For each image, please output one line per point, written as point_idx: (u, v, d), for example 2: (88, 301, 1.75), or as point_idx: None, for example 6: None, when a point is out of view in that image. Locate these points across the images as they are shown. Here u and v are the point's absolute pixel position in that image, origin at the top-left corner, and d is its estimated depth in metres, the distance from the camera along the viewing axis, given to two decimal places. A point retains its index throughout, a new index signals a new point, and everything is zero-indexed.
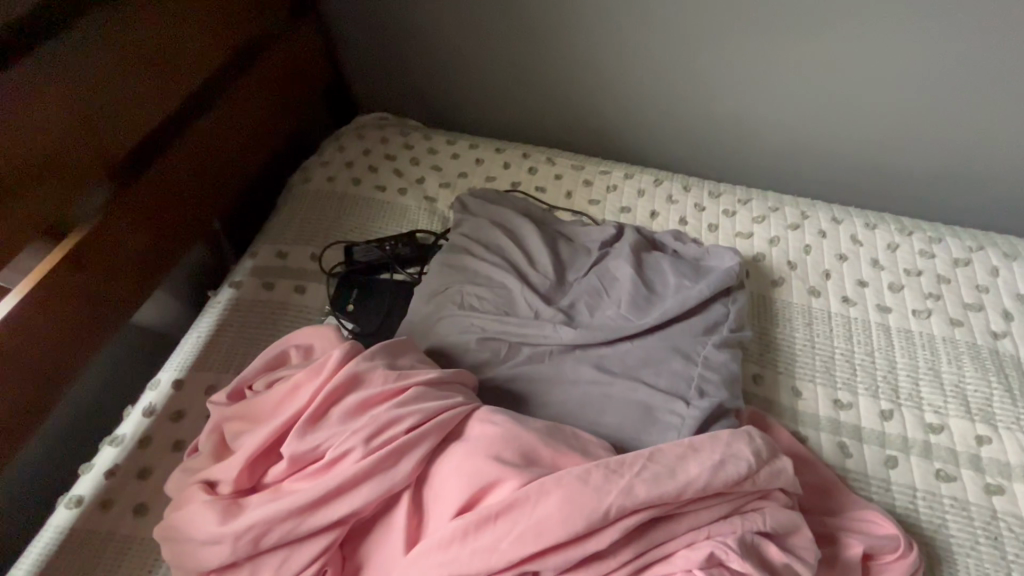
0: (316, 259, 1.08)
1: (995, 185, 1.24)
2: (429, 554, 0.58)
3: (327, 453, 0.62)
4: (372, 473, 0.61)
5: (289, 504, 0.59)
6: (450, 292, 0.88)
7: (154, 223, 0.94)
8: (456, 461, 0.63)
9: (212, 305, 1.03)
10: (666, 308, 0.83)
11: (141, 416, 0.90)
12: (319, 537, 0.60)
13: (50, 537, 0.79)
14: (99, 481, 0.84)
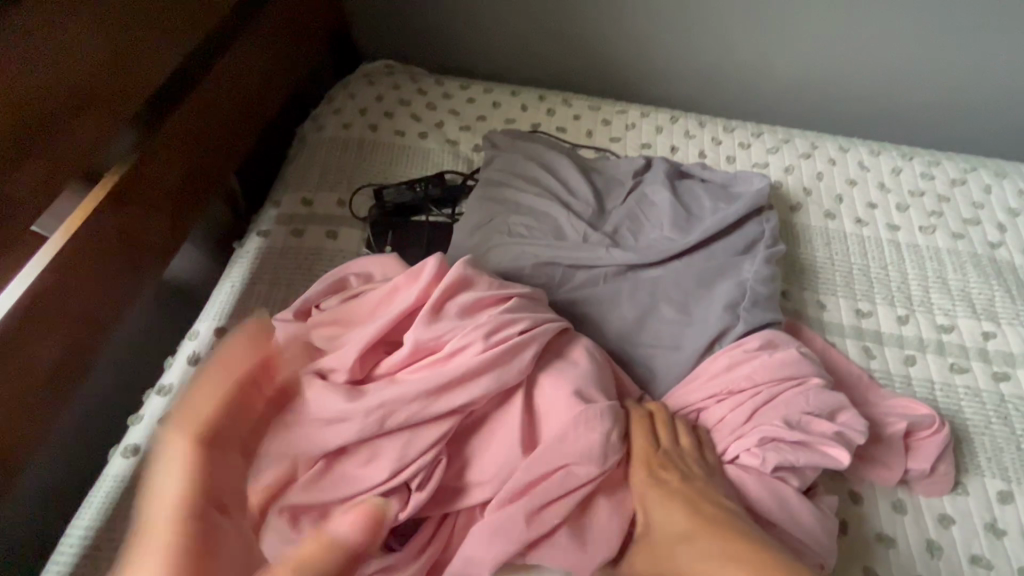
0: (344, 204, 1.07)
1: (974, 117, 1.34)
2: (549, 448, 0.64)
3: (444, 347, 0.67)
4: (491, 367, 0.66)
5: (414, 387, 0.63)
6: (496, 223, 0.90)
7: (184, 165, 0.90)
8: (566, 369, 0.69)
9: (240, 254, 1.01)
10: (706, 227, 0.88)
11: (186, 364, 0.89)
12: (438, 425, 0.64)
13: (110, 486, 0.78)
14: (152, 428, 0.83)
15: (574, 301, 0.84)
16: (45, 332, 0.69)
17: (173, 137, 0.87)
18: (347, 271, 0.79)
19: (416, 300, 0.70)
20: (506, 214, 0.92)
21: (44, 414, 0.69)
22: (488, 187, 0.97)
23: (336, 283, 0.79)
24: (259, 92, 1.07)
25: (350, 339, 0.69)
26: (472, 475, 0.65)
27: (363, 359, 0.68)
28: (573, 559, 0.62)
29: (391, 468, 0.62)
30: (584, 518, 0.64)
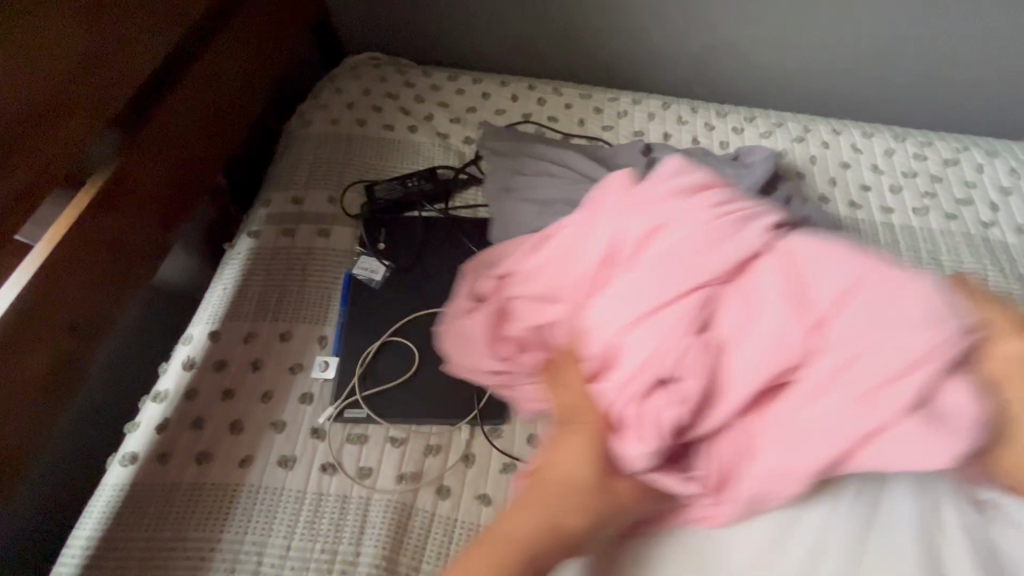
0: (335, 201, 1.05)
1: (970, 95, 1.33)
2: (841, 323, 0.51)
3: (672, 223, 0.60)
4: (712, 225, 0.59)
5: (654, 263, 0.57)
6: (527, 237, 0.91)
7: (168, 167, 0.88)
8: (805, 238, 0.57)
9: (231, 256, 1.00)
10: None
11: (181, 369, 0.88)
12: (686, 296, 0.55)
13: (110, 495, 0.78)
14: (151, 435, 0.82)
15: None
16: (31, 343, 0.67)
17: (159, 138, 0.86)
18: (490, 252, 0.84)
19: (637, 197, 0.65)
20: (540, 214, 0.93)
21: (34, 426, 0.68)
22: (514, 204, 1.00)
23: (490, 262, 0.82)
24: (242, 88, 1.04)
25: (574, 258, 0.64)
26: (725, 327, 0.54)
27: (586, 261, 0.62)
28: (925, 448, 0.45)
29: (651, 308, 0.55)
30: (935, 403, 0.47)
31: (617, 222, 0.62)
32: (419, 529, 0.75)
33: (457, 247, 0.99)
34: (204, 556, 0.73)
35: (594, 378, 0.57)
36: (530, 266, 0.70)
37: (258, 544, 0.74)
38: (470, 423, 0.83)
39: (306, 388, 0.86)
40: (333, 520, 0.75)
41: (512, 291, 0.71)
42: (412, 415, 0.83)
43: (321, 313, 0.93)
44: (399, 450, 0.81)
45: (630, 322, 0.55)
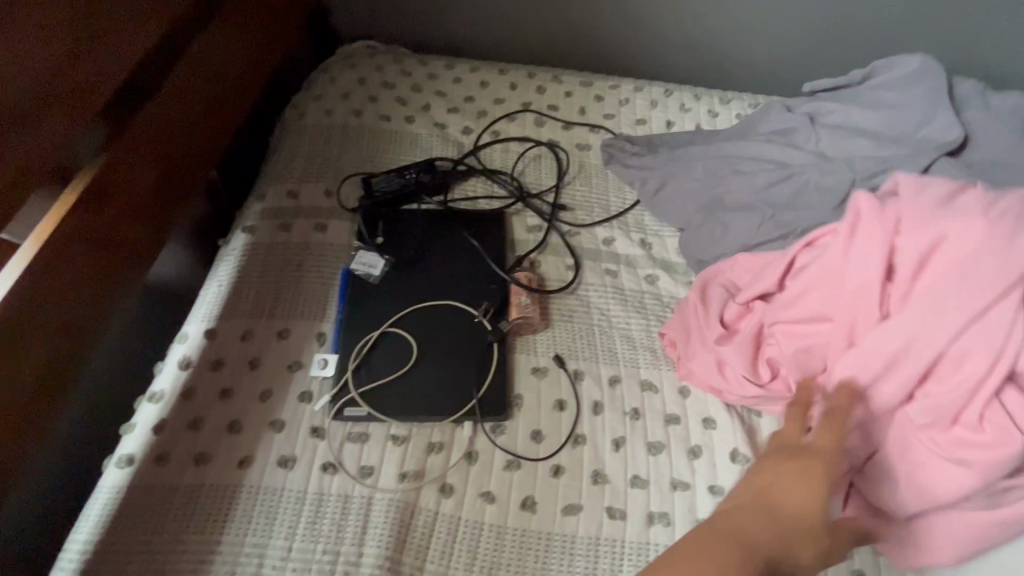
0: (331, 194, 1.03)
1: (985, 80, 1.29)
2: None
3: (953, 231, 0.67)
4: (987, 234, 0.66)
5: (951, 274, 0.66)
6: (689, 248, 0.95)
7: (162, 161, 0.85)
8: (972, 223, 0.67)
9: (227, 252, 0.97)
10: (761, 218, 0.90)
11: (177, 369, 0.86)
12: (994, 301, 0.63)
13: (107, 498, 0.76)
14: (148, 436, 0.80)
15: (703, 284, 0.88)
16: (21, 346, 0.65)
17: (153, 132, 0.83)
18: (715, 275, 0.89)
19: (905, 218, 0.71)
20: (701, 223, 0.95)
21: (26, 429, 0.66)
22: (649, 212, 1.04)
23: (731, 285, 0.87)
24: (236, 79, 1.01)
25: (852, 277, 0.71)
26: None
27: (865, 285, 0.70)
28: None
29: (970, 320, 0.64)
30: None
31: (871, 246, 0.71)
32: (422, 529, 0.74)
33: (457, 240, 0.97)
34: (204, 558, 0.72)
35: (911, 379, 0.65)
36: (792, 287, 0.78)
37: (259, 546, 0.72)
38: (472, 420, 0.82)
39: (305, 386, 0.84)
40: (334, 520, 0.74)
41: (773, 312, 0.79)
42: (413, 412, 0.82)
43: (319, 309, 0.91)
44: (400, 448, 0.79)
45: (956, 329, 0.64)
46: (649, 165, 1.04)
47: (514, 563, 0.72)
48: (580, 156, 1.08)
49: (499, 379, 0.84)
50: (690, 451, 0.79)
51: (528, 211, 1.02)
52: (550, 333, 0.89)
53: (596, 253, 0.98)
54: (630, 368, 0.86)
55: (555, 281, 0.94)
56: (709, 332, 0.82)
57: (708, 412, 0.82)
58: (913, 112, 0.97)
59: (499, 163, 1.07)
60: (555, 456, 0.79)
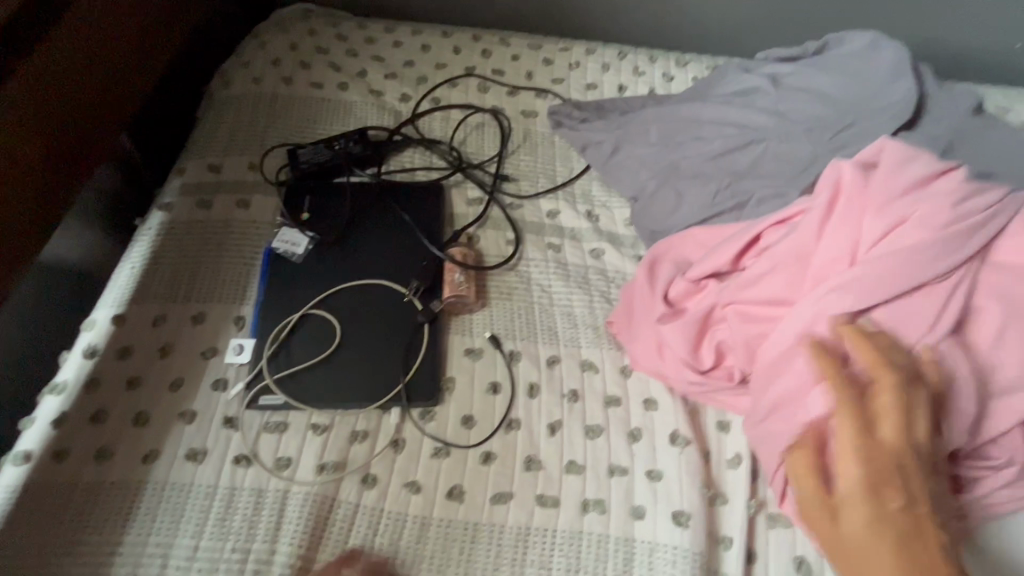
0: (256, 168, 0.95)
1: (961, 39, 1.21)
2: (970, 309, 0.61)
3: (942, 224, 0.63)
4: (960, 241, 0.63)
5: (907, 279, 0.62)
6: (642, 218, 0.83)
7: (52, 128, 0.78)
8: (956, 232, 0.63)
9: (141, 232, 0.90)
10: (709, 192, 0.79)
11: (82, 359, 0.79)
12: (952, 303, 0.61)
13: (0, 498, 0.70)
14: (47, 432, 0.74)
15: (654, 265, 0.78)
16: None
17: (33, 94, 0.75)
18: (665, 251, 0.78)
19: (860, 201, 0.66)
20: (656, 191, 0.83)
21: None
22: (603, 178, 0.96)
23: (682, 263, 0.77)
24: (141, 41, 0.93)
25: (823, 257, 0.66)
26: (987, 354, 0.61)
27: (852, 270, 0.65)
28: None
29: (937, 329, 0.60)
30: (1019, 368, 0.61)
31: (873, 227, 0.65)
32: (340, 524, 0.69)
33: (389, 214, 0.90)
34: (103, 561, 0.67)
35: (823, 373, 0.61)
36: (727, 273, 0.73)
37: (163, 545, 0.67)
38: (399, 406, 0.76)
39: (220, 373, 0.78)
40: (245, 517, 0.69)
41: (734, 290, 0.71)
42: (337, 399, 0.76)
43: (239, 291, 0.85)
44: (321, 438, 0.74)
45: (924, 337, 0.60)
46: (598, 132, 0.94)
47: (437, 557, 0.67)
48: (526, 123, 1.01)
49: (429, 362, 0.79)
50: (630, 434, 0.75)
51: (468, 182, 0.96)
52: (486, 312, 0.84)
53: (539, 226, 0.92)
54: (571, 348, 0.81)
55: (494, 256, 0.89)
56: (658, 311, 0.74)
57: (650, 393, 0.77)
58: (876, 64, 0.87)
59: (439, 132, 1.00)
60: (486, 443, 0.74)
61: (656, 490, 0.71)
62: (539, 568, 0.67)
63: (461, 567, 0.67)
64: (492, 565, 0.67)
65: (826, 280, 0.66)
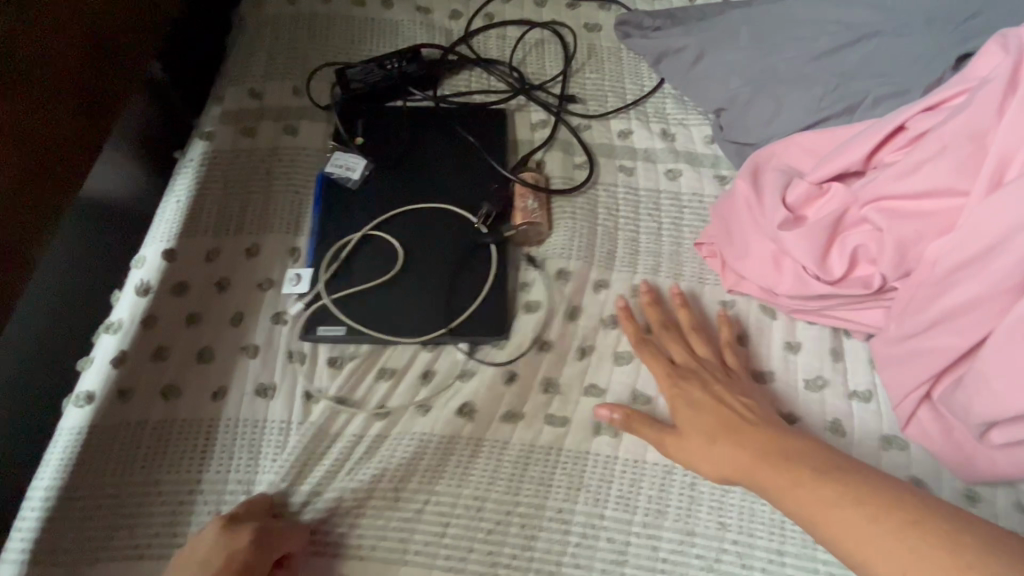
0: (300, 92, 0.88)
1: None
2: None
3: None
4: None
5: None
6: (731, 130, 0.80)
7: (83, 35, 0.69)
8: None
9: (183, 164, 0.84)
10: (813, 95, 0.73)
11: (137, 295, 0.74)
12: None
13: (67, 439, 0.67)
14: (107, 371, 0.70)
15: (754, 171, 0.72)
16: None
17: (70, 7, 0.67)
18: (767, 158, 0.73)
19: None
20: (748, 100, 0.78)
21: None
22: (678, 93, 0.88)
23: (791, 168, 0.70)
24: None
25: (1002, 143, 0.55)
26: None
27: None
28: None
29: None
30: None
31: None
32: (393, 455, 0.63)
33: (450, 136, 0.83)
34: (184, 498, 0.64)
35: (1005, 276, 0.52)
36: (858, 168, 0.64)
37: (243, 482, 0.64)
38: (468, 342, 0.71)
39: (282, 306, 0.74)
40: (294, 449, 0.64)
41: (880, 184, 0.60)
42: (406, 330, 0.71)
43: (295, 221, 0.79)
44: (387, 381, 0.68)
45: None
46: (678, 37, 0.85)
47: (513, 477, 0.62)
48: (589, 37, 0.93)
49: (499, 290, 0.73)
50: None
51: (531, 105, 0.88)
52: (562, 238, 0.77)
53: (610, 148, 0.85)
54: (649, 275, 0.75)
55: (560, 180, 0.82)
56: (775, 216, 0.65)
57: (745, 326, 0.71)
58: None
59: (495, 51, 0.92)
60: (569, 373, 0.69)
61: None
62: (619, 497, 0.61)
63: (537, 490, 0.62)
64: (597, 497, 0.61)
65: (1007, 168, 0.55)
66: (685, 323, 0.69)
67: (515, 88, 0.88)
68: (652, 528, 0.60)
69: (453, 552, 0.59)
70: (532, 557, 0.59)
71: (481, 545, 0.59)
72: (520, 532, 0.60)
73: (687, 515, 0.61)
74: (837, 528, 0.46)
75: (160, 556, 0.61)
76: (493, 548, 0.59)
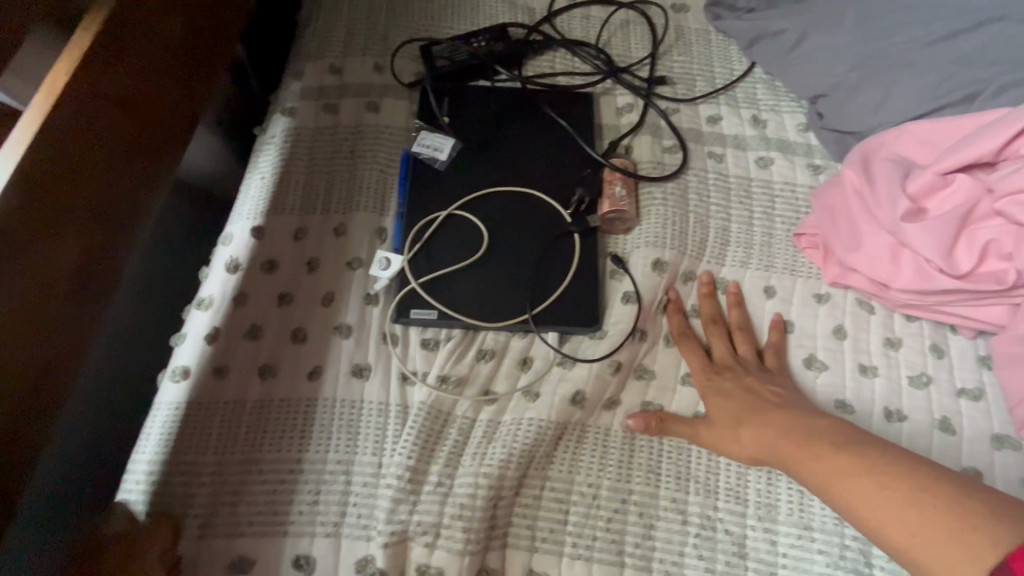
0: (383, 69, 0.86)
1: None
2: None
3: None
4: None
5: None
6: (832, 117, 0.78)
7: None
8: None
9: (265, 140, 0.82)
10: (927, 83, 0.70)
11: (226, 272, 0.73)
12: None
13: (165, 415, 0.66)
14: (201, 347, 0.69)
15: (864, 160, 0.70)
16: (45, 250, 0.50)
17: None
18: (876, 148, 0.70)
19: None
20: (853, 88, 0.75)
21: (72, 341, 0.53)
22: (769, 79, 0.86)
23: (904, 157, 0.68)
24: None
25: None
26: None
27: None
28: None
29: None
30: None
31: None
32: (507, 437, 0.63)
33: (537, 119, 0.81)
34: (287, 478, 0.63)
35: None
36: (988, 158, 0.63)
37: (343, 463, 0.64)
38: (559, 330, 0.69)
39: (369, 286, 0.72)
40: (410, 434, 0.63)
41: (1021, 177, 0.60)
42: (497, 318, 0.69)
43: (381, 201, 0.77)
44: (489, 363, 0.67)
45: None
46: (775, 20, 0.83)
47: (623, 465, 0.63)
48: (677, 19, 0.90)
49: (586, 279, 0.72)
50: (805, 359, 0.68)
51: (618, 89, 0.85)
52: (653, 223, 0.75)
53: (698, 132, 0.82)
54: (737, 269, 0.73)
55: (648, 166, 0.79)
56: (901, 206, 0.64)
57: (842, 323, 0.70)
58: None
59: (579, 30, 0.89)
60: (665, 362, 0.68)
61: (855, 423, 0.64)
62: (729, 490, 0.62)
63: (648, 479, 0.62)
64: (707, 489, 0.62)
65: None
66: (732, 320, 0.69)
67: (602, 70, 0.86)
68: (768, 522, 0.60)
69: (578, 541, 0.60)
70: (653, 547, 0.60)
71: (604, 533, 0.60)
72: (639, 522, 0.61)
73: (801, 510, 0.61)
74: (850, 497, 0.48)
75: (267, 535, 0.61)
76: (616, 537, 0.60)
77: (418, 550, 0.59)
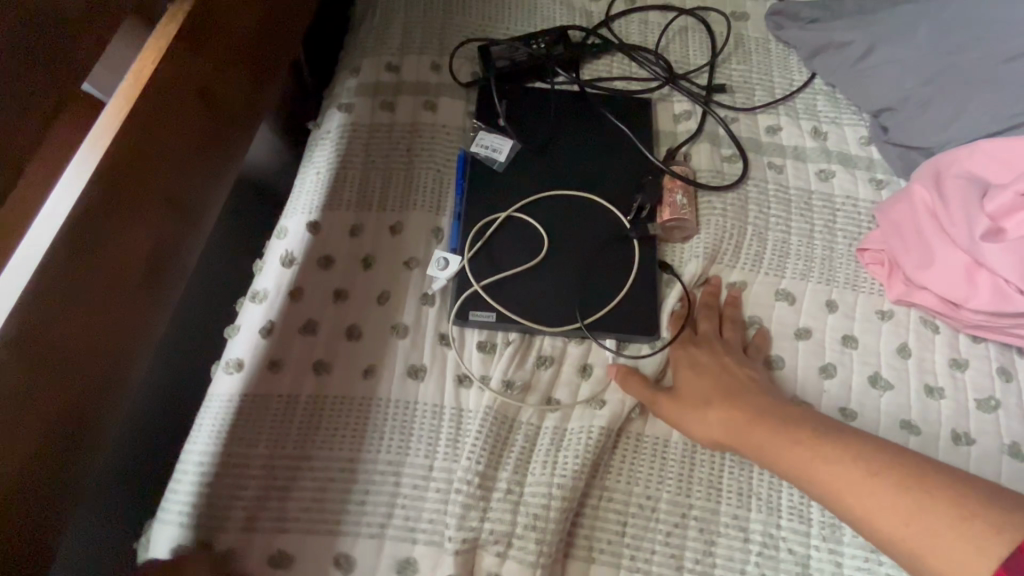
0: (440, 68, 0.85)
1: None
2: None
3: None
4: None
5: None
6: (898, 132, 0.77)
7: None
8: None
9: (320, 135, 0.82)
10: (1003, 99, 0.69)
11: (281, 266, 0.73)
12: None
13: (219, 408, 0.66)
14: (255, 341, 0.69)
15: (935, 178, 0.69)
16: (116, 238, 0.49)
17: None
18: (947, 165, 0.69)
19: None
20: (921, 104, 0.75)
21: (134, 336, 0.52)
22: (830, 90, 0.85)
23: (977, 175, 0.67)
24: None
25: None
26: None
27: None
28: None
29: None
30: None
31: None
32: (574, 444, 0.62)
33: (596, 123, 0.81)
34: (343, 476, 0.62)
35: None
36: None
37: (395, 464, 0.63)
38: (617, 338, 0.68)
39: (426, 286, 0.72)
40: (477, 438, 0.62)
41: None
42: (556, 323, 0.68)
43: (436, 200, 0.77)
44: (549, 370, 0.67)
45: None
46: (840, 31, 0.81)
47: (682, 479, 0.62)
48: (736, 28, 0.89)
49: (644, 288, 0.71)
50: (870, 378, 0.66)
51: (676, 95, 0.85)
52: (714, 232, 0.74)
53: (758, 143, 0.81)
54: (798, 281, 0.72)
55: (708, 174, 0.78)
56: (976, 226, 0.63)
57: (906, 342, 0.68)
58: None
59: (637, 36, 0.89)
60: None
61: (923, 444, 0.63)
62: (792, 508, 0.61)
63: (709, 494, 0.61)
64: (770, 506, 0.61)
65: None
66: (794, 335, 0.69)
67: (660, 76, 0.85)
68: (833, 542, 0.60)
69: (637, 554, 0.59)
70: (714, 562, 0.59)
71: (663, 547, 0.59)
72: (699, 536, 0.60)
73: None
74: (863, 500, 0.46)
75: (325, 533, 0.60)
76: (676, 551, 0.59)
77: (489, 559, 0.59)
